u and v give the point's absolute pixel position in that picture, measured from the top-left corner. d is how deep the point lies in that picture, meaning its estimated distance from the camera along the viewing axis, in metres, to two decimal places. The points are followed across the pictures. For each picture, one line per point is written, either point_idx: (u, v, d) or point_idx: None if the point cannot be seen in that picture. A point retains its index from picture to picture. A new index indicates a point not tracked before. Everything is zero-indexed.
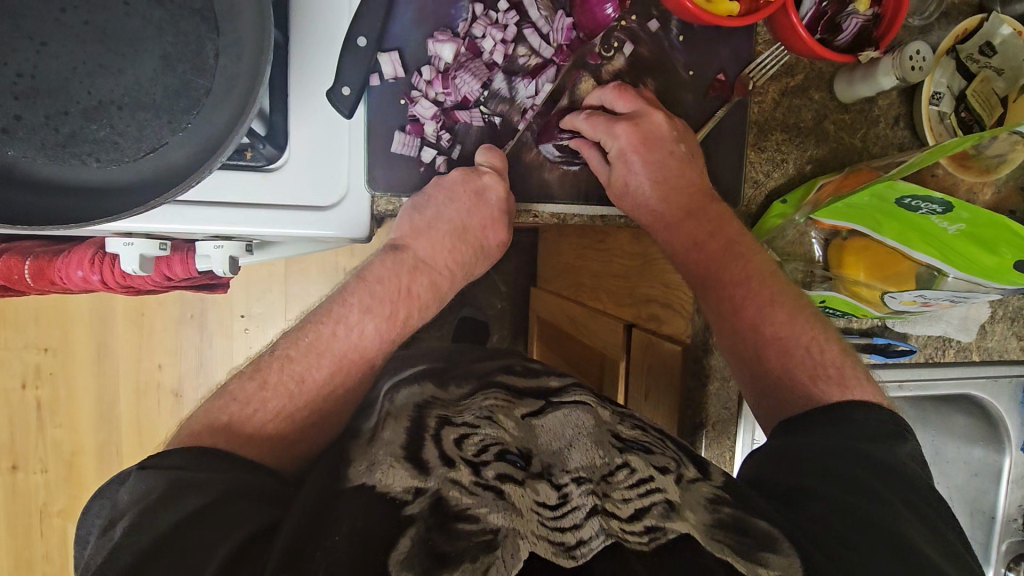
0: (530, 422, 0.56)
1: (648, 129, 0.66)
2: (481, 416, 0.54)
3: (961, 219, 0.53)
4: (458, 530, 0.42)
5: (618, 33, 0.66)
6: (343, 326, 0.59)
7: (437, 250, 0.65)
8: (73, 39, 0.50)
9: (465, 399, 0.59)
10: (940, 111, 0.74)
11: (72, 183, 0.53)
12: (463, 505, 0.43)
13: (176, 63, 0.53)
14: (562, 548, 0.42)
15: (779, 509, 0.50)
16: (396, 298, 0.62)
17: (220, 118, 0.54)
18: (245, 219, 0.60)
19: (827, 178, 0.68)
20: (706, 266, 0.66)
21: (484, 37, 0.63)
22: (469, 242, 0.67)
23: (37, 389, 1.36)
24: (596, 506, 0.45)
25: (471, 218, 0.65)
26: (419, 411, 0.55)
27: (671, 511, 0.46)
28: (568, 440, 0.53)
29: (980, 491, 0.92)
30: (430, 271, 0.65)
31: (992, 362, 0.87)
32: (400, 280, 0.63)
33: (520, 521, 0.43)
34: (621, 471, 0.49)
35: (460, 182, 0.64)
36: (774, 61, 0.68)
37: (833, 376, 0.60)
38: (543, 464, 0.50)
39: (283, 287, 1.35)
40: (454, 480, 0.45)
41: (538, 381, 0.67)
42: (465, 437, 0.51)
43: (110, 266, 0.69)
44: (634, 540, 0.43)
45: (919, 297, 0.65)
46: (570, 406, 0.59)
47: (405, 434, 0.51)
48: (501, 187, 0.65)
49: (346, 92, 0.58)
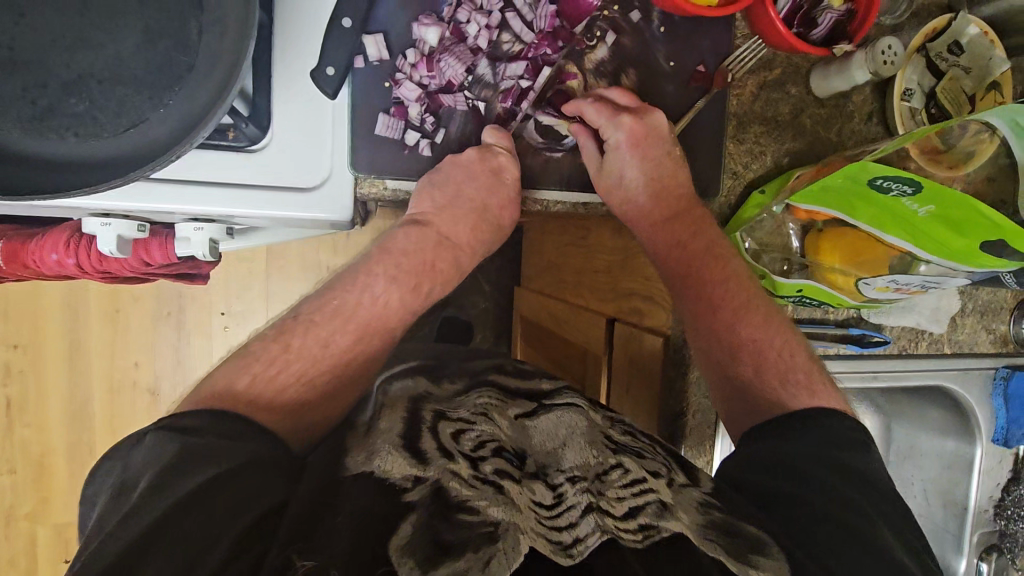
0: (522, 422, 0.56)
1: (651, 125, 0.67)
2: (476, 412, 0.55)
3: (930, 201, 0.54)
4: (459, 520, 0.42)
5: (601, 22, 0.67)
6: (368, 295, 0.62)
7: (455, 230, 0.68)
8: (53, 12, 0.50)
9: (457, 397, 0.59)
10: (911, 107, 0.76)
11: (48, 157, 0.52)
12: (463, 497, 0.43)
13: (157, 39, 0.53)
14: (559, 547, 0.42)
15: (762, 513, 0.51)
16: (422, 271, 0.65)
17: (203, 95, 0.53)
18: (222, 199, 0.59)
19: (804, 170, 0.70)
20: (687, 263, 0.68)
21: (469, 22, 0.63)
22: (489, 223, 0.70)
23: (7, 387, 1.32)
24: (591, 503, 0.46)
25: (489, 199, 0.67)
26: (415, 402, 0.55)
27: (664, 510, 0.46)
28: (563, 439, 0.54)
29: (954, 482, 0.94)
30: (453, 247, 0.68)
31: (962, 355, 0.89)
32: (425, 253, 0.66)
33: (519, 517, 0.43)
34: (615, 471, 0.49)
35: (476, 161, 0.65)
36: (751, 55, 0.70)
37: (800, 380, 0.62)
38: (537, 465, 0.51)
39: (264, 284, 1.33)
40: (454, 472, 0.45)
41: (528, 385, 0.67)
42: (462, 432, 0.51)
43: (86, 248, 0.67)
44: (629, 537, 0.44)
45: (891, 283, 0.66)
46: (561, 407, 0.59)
47: (403, 422, 0.51)
48: (515, 169, 0.66)
49: (331, 71, 0.59)
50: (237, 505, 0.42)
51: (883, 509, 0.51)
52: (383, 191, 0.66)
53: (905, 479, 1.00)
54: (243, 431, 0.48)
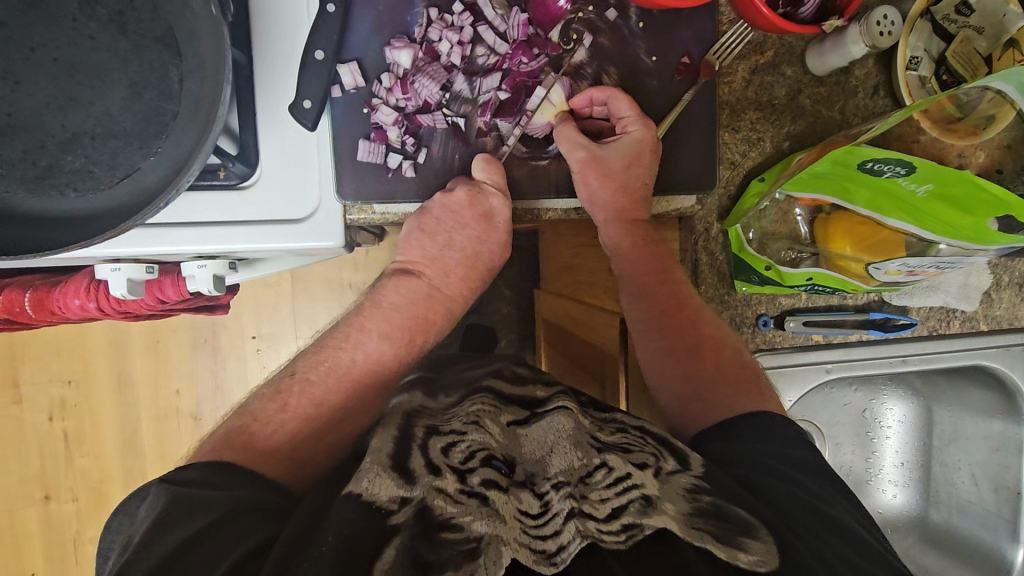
0: (514, 430, 0.59)
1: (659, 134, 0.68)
2: (468, 422, 0.57)
3: (927, 180, 0.53)
4: (441, 538, 0.43)
5: (576, 25, 0.66)
6: (360, 351, 0.66)
7: (450, 279, 0.71)
8: (45, 76, 0.53)
9: (452, 408, 0.63)
10: (919, 76, 0.71)
11: (55, 214, 0.55)
12: (447, 515, 0.45)
13: (143, 91, 0.55)
14: (543, 556, 0.43)
15: (751, 495, 0.53)
16: (413, 326, 0.69)
17: (188, 139, 0.55)
18: (220, 236, 0.62)
19: (805, 153, 0.67)
20: (656, 262, 0.71)
21: (441, 40, 0.64)
22: (480, 269, 0.73)
23: (64, 421, 1.40)
24: (574, 509, 0.46)
25: (479, 246, 0.71)
26: (407, 420, 0.59)
27: (648, 506, 0.47)
28: (550, 446, 0.54)
29: (1003, 466, 0.90)
30: (444, 298, 0.71)
31: (1002, 330, 0.83)
32: (415, 307, 0.69)
33: (504, 528, 0.44)
34: (599, 471, 0.50)
35: (467, 204, 0.66)
36: (738, 40, 0.68)
37: (752, 379, 0.67)
38: (526, 472, 0.52)
39: (291, 306, 1.37)
40: (440, 489, 0.47)
41: (525, 392, 0.69)
42: (452, 445, 0.53)
43: (105, 293, 0.71)
44: (611, 539, 0.45)
45: (903, 267, 0.64)
46: (552, 412, 0.60)
47: (393, 442, 0.54)
48: (506, 212, 0.67)
49: (307, 105, 0.59)
50: (232, 540, 0.45)
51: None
52: (371, 216, 0.69)
53: (950, 464, 0.95)
54: (223, 477, 0.51)
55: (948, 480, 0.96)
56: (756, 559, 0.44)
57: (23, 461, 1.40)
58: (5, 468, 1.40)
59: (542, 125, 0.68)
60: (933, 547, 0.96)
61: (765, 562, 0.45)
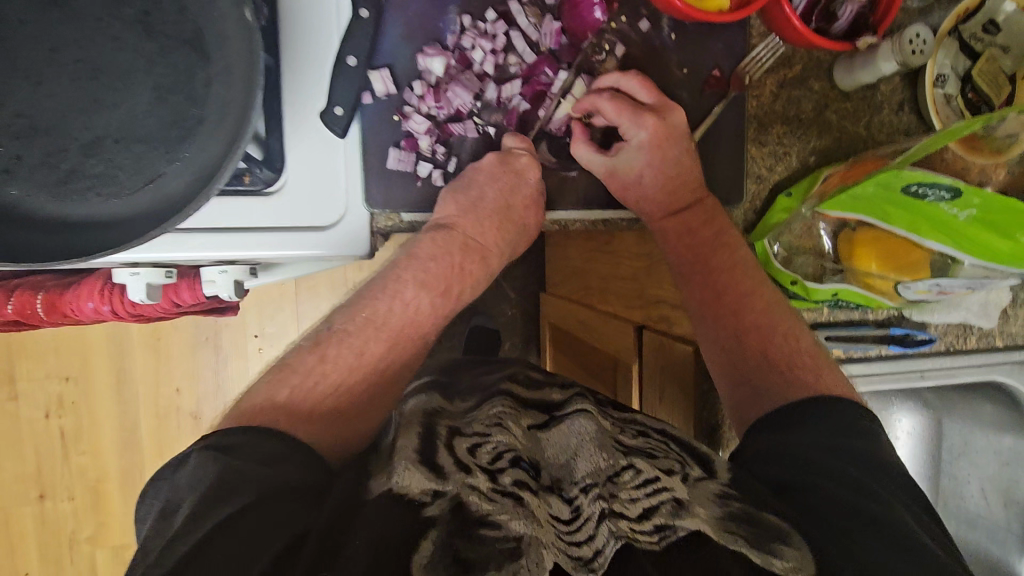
0: (535, 434, 0.57)
1: (659, 131, 0.66)
2: (490, 424, 0.55)
3: (971, 206, 0.55)
4: (481, 536, 0.42)
5: (609, 35, 0.66)
6: (398, 300, 0.63)
7: (484, 230, 0.67)
8: (68, 77, 0.51)
9: (470, 412, 0.60)
10: (945, 93, 0.71)
11: (73, 219, 0.53)
12: (484, 511, 0.44)
13: (168, 95, 0.53)
14: (581, 561, 0.43)
15: (782, 501, 0.53)
16: (449, 274, 0.66)
17: (216, 144, 0.53)
18: (241, 243, 0.60)
19: (832, 168, 0.67)
20: (693, 252, 0.69)
21: (474, 48, 0.64)
22: (513, 222, 0.69)
23: (61, 419, 1.38)
24: (604, 510, 0.46)
25: (512, 199, 0.66)
26: (429, 419, 0.55)
27: (680, 509, 0.47)
28: (574, 449, 0.53)
29: (1013, 480, 0.91)
30: (479, 251, 0.68)
31: (1016, 347, 0.84)
32: (451, 257, 0.66)
33: (541, 530, 0.44)
34: (627, 472, 0.50)
35: (498, 165, 0.64)
36: (769, 54, 0.68)
37: (808, 363, 0.62)
38: (551, 477, 0.51)
39: (295, 305, 1.36)
40: (472, 487, 0.46)
41: (544, 396, 0.67)
42: (477, 446, 0.51)
43: (119, 296, 0.70)
44: (645, 540, 0.45)
45: (933, 286, 0.64)
46: (571, 415, 0.58)
47: (419, 439, 0.51)
48: (538, 170, 0.65)
49: (339, 112, 0.60)
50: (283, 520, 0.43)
51: (910, 503, 0.52)
52: (399, 224, 0.67)
53: (959, 477, 0.97)
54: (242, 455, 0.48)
55: (957, 492, 0.98)
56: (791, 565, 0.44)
57: (18, 459, 1.38)
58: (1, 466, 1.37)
59: (562, 118, 0.67)
60: None
61: (801, 569, 0.44)
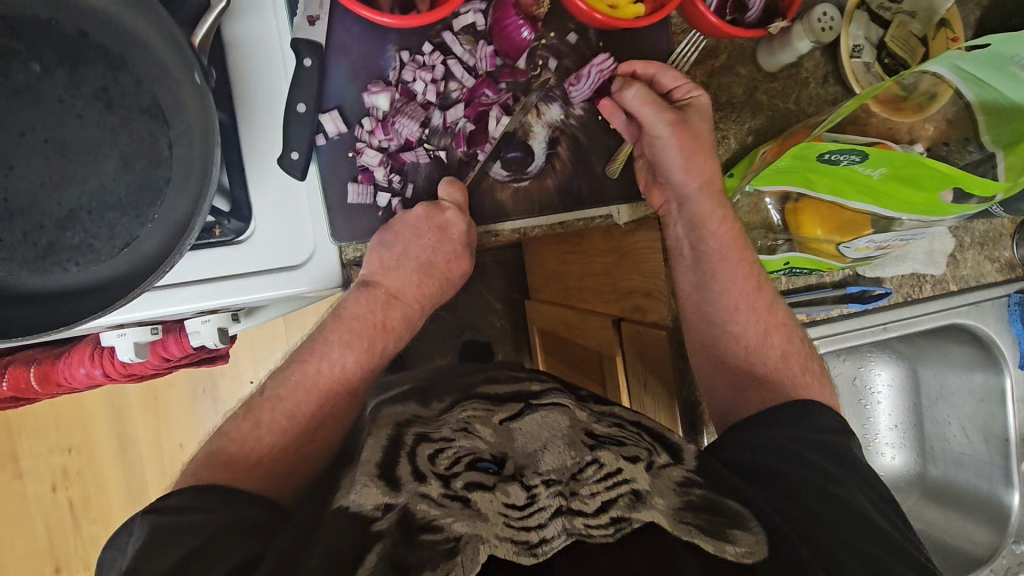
0: (507, 426, 0.60)
1: (703, 108, 0.70)
2: (457, 428, 0.59)
3: (881, 164, 0.58)
4: (421, 541, 0.45)
5: (540, 51, 0.70)
6: (325, 363, 0.66)
7: (405, 283, 0.70)
8: (38, 158, 0.54)
9: (444, 415, 0.65)
10: (863, 63, 0.76)
11: (58, 291, 0.56)
12: (429, 517, 0.47)
13: (134, 161, 0.56)
14: (524, 547, 0.45)
15: (746, 484, 0.58)
16: (372, 333, 0.68)
17: (186, 200, 0.56)
18: (218, 292, 0.63)
19: (767, 146, 0.72)
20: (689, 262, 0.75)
21: (414, 80, 0.68)
22: (435, 276, 0.72)
23: (68, 490, 1.39)
24: (561, 507, 0.48)
25: (434, 255, 0.69)
26: (399, 428, 0.60)
27: (636, 501, 0.49)
28: (544, 442, 0.57)
29: (990, 415, 0.95)
30: (402, 304, 0.70)
31: (970, 288, 0.88)
32: (373, 316, 0.68)
33: (485, 526, 0.46)
34: (590, 467, 0.52)
35: (423, 219, 0.67)
36: (692, 48, 0.73)
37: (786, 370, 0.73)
38: (515, 466, 0.54)
39: (284, 345, 1.38)
40: (423, 495, 0.50)
41: (520, 386, 0.72)
42: (440, 451, 0.55)
43: (109, 358, 0.72)
44: (599, 534, 0.47)
45: (871, 242, 0.69)
46: (547, 407, 0.64)
47: (382, 451, 0.56)
48: (461, 224, 0.69)
49: (295, 156, 0.62)
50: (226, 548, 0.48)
51: None
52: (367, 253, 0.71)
53: (940, 420, 1.01)
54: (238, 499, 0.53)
55: (941, 435, 1.01)
56: (743, 550, 0.47)
57: (30, 536, 1.38)
58: (14, 546, 1.38)
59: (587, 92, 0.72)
60: (938, 502, 1.01)
61: (753, 553, 0.47)
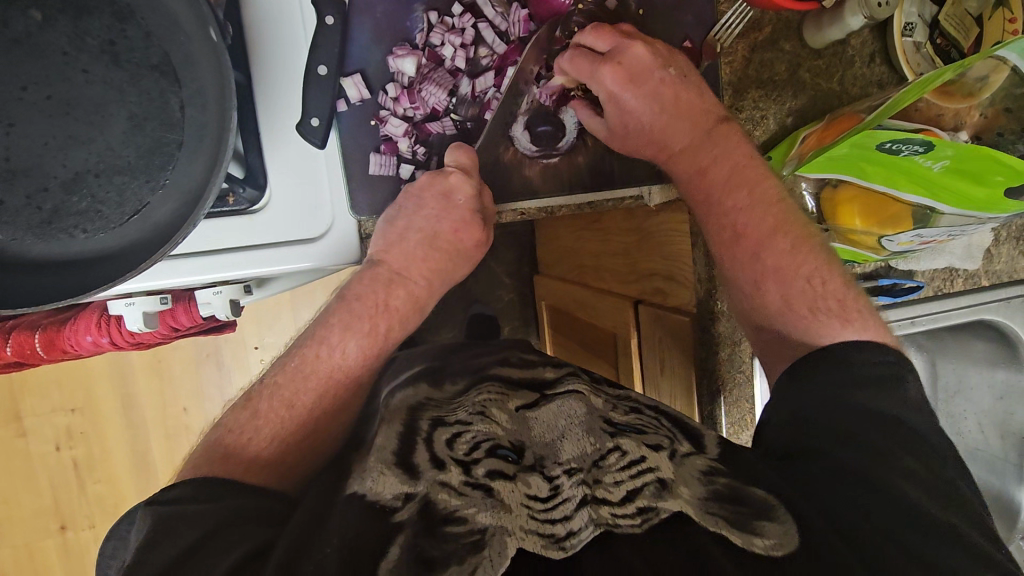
0: (523, 414, 0.55)
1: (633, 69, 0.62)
2: (473, 412, 0.54)
3: (944, 156, 0.55)
4: (444, 534, 0.43)
5: (577, 17, 0.66)
6: (324, 347, 0.61)
7: (410, 262, 0.64)
8: (41, 115, 0.50)
9: (458, 397, 0.59)
10: (914, 42, 0.71)
11: (63, 257, 0.53)
12: (451, 508, 0.45)
13: (144, 122, 0.52)
14: (553, 540, 0.43)
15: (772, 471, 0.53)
16: (375, 312, 0.62)
17: (199, 168, 0.53)
18: (233, 264, 0.61)
19: (809, 130, 0.68)
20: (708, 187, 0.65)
21: (443, 44, 0.65)
22: (442, 248, 0.65)
23: (72, 449, 1.38)
24: (586, 496, 0.45)
25: (440, 224, 0.64)
26: (412, 415, 0.55)
27: (664, 489, 0.46)
28: (561, 430, 0.52)
29: (1009, 412, 0.95)
30: (407, 283, 0.64)
31: (1002, 284, 0.86)
32: (376, 295, 0.63)
33: (508, 517, 0.44)
34: (613, 454, 0.48)
35: (427, 186, 0.64)
36: (738, 20, 0.69)
37: (834, 306, 0.61)
38: (536, 456, 0.50)
39: (291, 313, 1.36)
40: (443, 483, 0.46)
41: (535, 373, 0.66)
42: (456, 437, 0.51)
43: (116, 327, 0.71)
44: (626, 524, 0.44)
45: (915, 237, 0.66)
46: (562, 394, 0.58)
47: (398, 440, 0.51)
48: (467, 187, 0.64)
49: (315, 123, 0.59)
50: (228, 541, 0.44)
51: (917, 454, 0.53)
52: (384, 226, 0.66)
53: (957, 416, 0.98)
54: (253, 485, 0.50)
55: (956, 431, 0.98)
56: (772, 543, 0.43)
57: (35, 494, 1.38)
58: (19, 503, 1.38)
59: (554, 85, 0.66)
60: None
61: (781, 545, 0.44)
